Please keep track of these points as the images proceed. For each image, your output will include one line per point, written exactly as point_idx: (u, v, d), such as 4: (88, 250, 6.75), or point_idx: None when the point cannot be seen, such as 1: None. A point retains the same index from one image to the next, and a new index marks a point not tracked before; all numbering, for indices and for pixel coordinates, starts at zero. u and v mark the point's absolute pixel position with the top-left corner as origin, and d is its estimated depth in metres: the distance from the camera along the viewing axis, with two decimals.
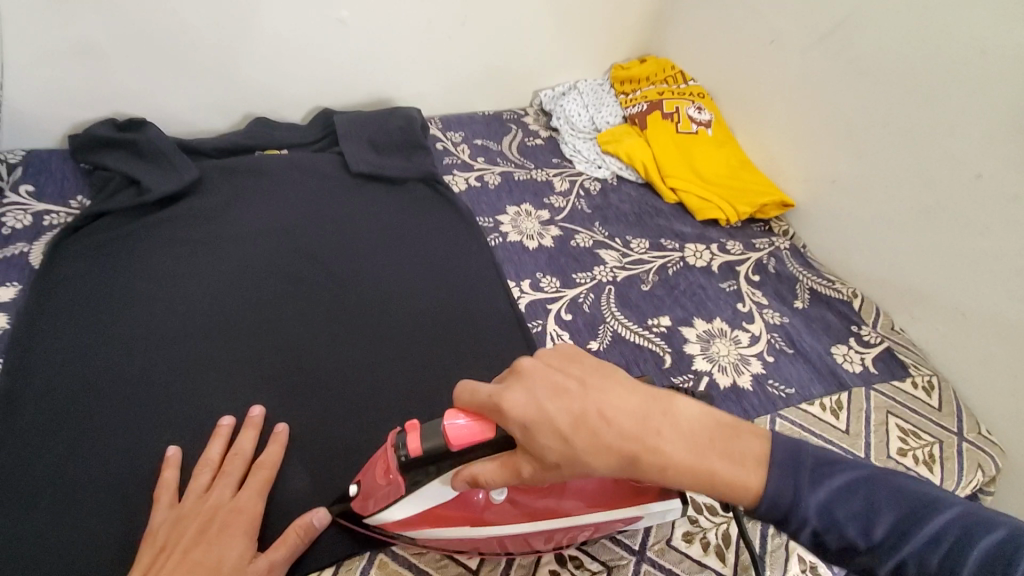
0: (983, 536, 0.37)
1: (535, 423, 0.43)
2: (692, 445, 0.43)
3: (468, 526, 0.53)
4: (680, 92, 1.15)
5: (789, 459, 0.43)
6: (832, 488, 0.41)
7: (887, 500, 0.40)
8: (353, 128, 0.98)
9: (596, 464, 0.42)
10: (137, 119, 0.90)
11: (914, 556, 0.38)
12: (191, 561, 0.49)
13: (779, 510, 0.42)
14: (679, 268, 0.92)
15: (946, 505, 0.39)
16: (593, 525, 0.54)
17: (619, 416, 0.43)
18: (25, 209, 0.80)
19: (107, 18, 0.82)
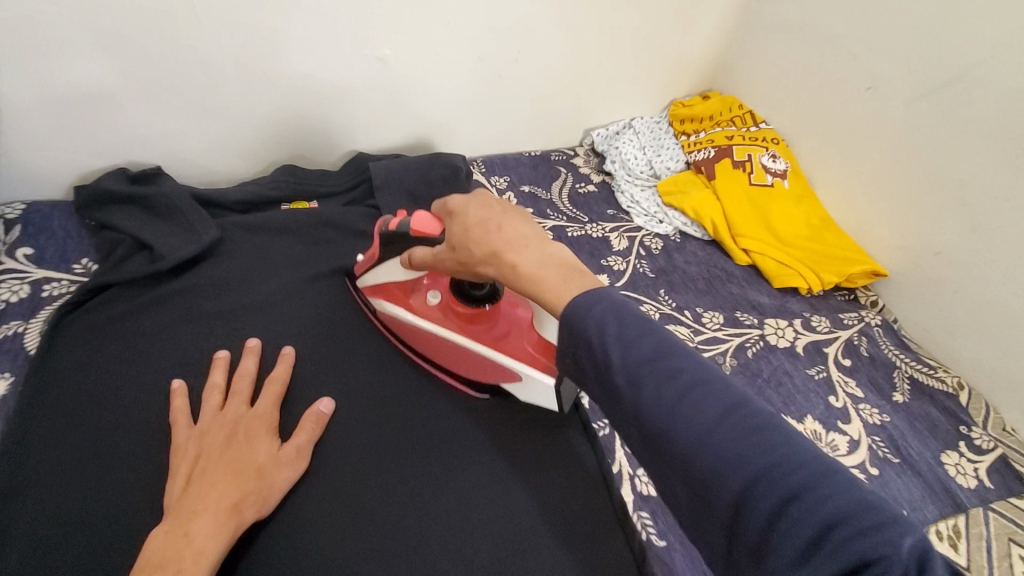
0: (716, 413, 0.36)
1: (458, 214, 0.53)
2: (547, 270, 0.46)
3: (400, 309, 0.70)
4: (751, 136, 1.04)
5: (616, 298, 0.43)
6: (618, 325, 0.41)
7: (664, 367, 0.39)
8: (390, 178, 0.88)
9: (469, 256, 0.51)
10: (152, 169, 0.80)
11: (648, 401, 0.38)
12: (228, 460, 0.54)
13: (573, 317, 0.42)
14: (759, 349, 0.82)
15: (702, 380, 0.38)
16: (479, 356, 0.67)
17: (511, 232, 0.49)
18: (22, 277, 0.70)
19: (120, 60, 0.72)
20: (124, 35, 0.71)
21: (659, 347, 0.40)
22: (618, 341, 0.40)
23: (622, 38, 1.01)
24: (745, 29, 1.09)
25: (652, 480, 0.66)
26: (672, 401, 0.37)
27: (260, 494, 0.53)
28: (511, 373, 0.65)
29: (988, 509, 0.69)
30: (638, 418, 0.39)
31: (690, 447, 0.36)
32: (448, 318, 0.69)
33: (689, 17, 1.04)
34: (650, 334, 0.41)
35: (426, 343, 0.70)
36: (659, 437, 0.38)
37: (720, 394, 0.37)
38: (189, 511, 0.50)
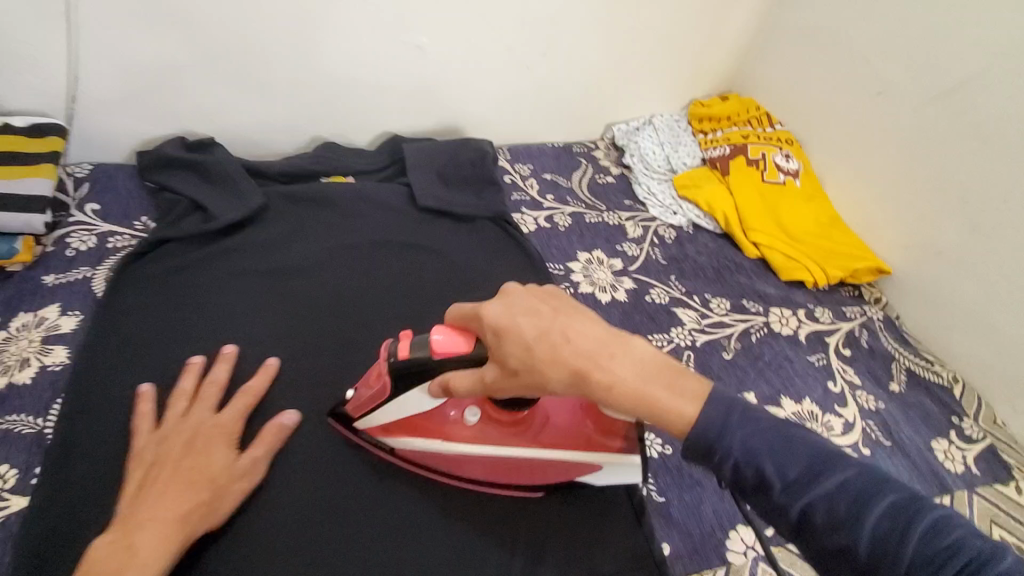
0: (894, 513, 0.38)
1: (508, 335, 0.49)
2: (639, 371, 0.47)
3: (441, 440, 0.61)
4: (766, 136, 1.08)
5: (723, 414, 0.44)
6: (767, 441, 0.43)
7: (834, 476, 0.41)
8: (422, 159, 0.94)
9: (549, 379, 0.48)
10: (206, 140, 0.87)
11: (822, 510, 0.40)
12: (182, 470, 0.55)
13: (704, 441, 0.44)
14: (763, 334, 0.86)
15: (872, 485, 0.40)
16: (551, 459, 0.61)
17: (581, 339, 0.48)
18: (89, 229, 0.78)
19: (184, 38, 0.80)
20: (190, 14, 0.78)
21: (811, 453, 0.42)
22: (773, 458, 0.42)
23: (645, 37, 1.06)
24: (764, 33, 1.13)
25: (655, 443, 0.71)
26: (851, 510, 0.39)
27: (209, 505, 0.55)
28: (585, 463, 0.61)
29: (971, 492, 0.74)
30: (821, 532, 0.40)
31: (886, 559, 0.37)
32: (493, 433, 0.61)
33: (709, 20, 1.09)
34: (798, 440, 0.43)
35: (477, 464, 0.62)
36: (848, 551, 0.39)
37: (895, 494, 0.39)
38: (139, 520, 0.51)
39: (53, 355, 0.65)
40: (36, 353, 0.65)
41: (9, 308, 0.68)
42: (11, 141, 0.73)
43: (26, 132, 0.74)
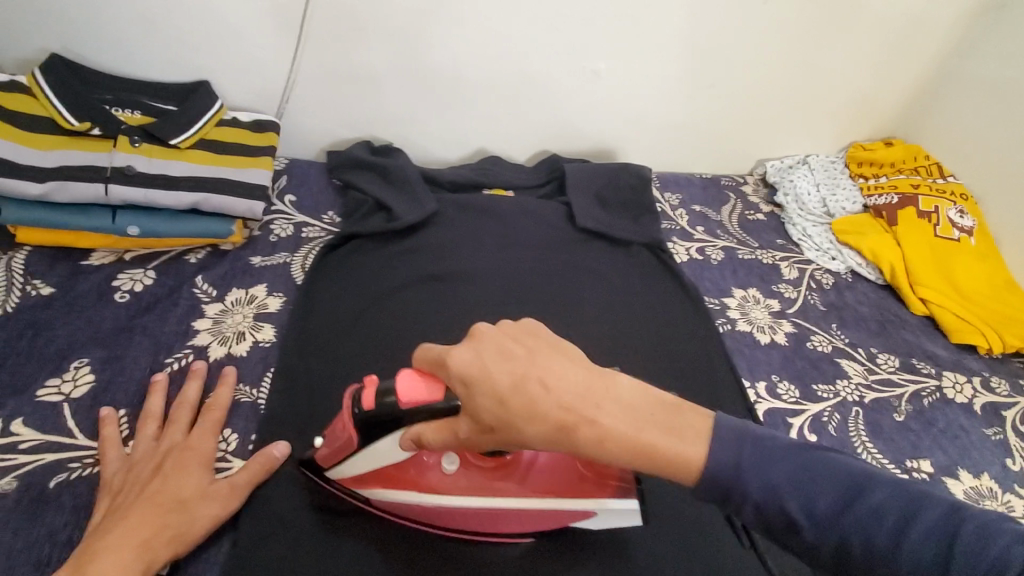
0: (936, 530, 0.36)
1: (476, 381, 0.42)
2: (631, 418, 0.41)
3: (417, 492, 0.54)
4: (937, 188, 1.03)
5: (732, 437, 0.41)
6: (786, 474, 0.39)
7: (867, 499, 0.37)
8: (583, 179, 0.95)
9: (528, 432, 0.42)
10: (389, 146, 0.94)
11: (858, 542, 0.37)
12: (148, 495, 0.52)
13: (718, 484, 0.40)
14: (936, 399, 0.81)
15: (907, 506, 0.37)
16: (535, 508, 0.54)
17: (562, 387, 0.41)
18: (288, 218, 0.86)
19: (391, 51, 0.86)
20: (402, 30, 0.84)
21: (836, 481, 0.39)
22: (744, 461, 0.40)
23: (817, 76, 1.04)
24: (943, 80, 1.08)
25: None
26: (807, 504, 0.38)
27: (179, 528, 0.51)
28: (574, 511, 0.54)
29: None
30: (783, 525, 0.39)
31: (885, 555, 0.36)
32: (473, 480, 0.54)
33: (886, 63, 1.05)
34: (804, 456, 0.40)
35: (454, 516, 0.55)
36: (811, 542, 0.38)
37: (930, 512, 0.36)
38: (94, 550, 0.47)
39: (264, 332, 0.72)
40: (249, 328, 0.71)
41: (224, 283, 0.75)
42: (239, 133, 0.81)
43: (250, 127, 0.83)
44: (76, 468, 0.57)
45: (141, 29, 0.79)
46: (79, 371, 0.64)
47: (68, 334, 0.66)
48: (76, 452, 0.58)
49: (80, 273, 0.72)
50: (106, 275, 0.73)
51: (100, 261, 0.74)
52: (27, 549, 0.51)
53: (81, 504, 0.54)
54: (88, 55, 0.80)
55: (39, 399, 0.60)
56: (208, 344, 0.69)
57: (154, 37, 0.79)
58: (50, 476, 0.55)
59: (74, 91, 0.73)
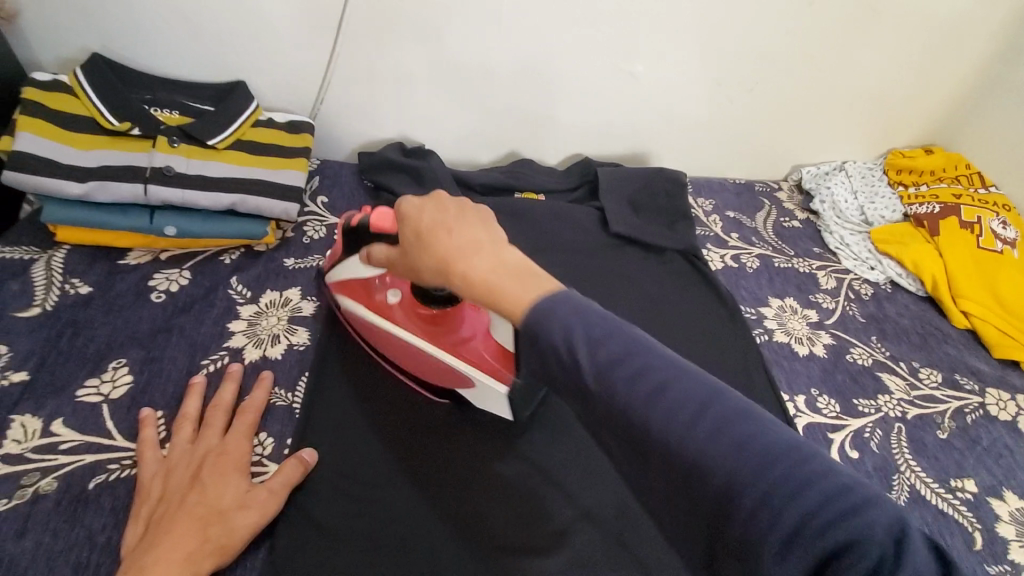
0: (698, 401, 0.34)
1: (408, 219, 0.48)
2: (497, 270, 0.42)
3: (361, 306, 0.67)
4: (980, 198, 1.00)
5: (550, 297, 0.39)
6: (586, 324, 0.37)
7: (646, 368, 0.35)
8: (617, 184, 0.94)
9: (420, 261, 0.46)
10: (421, 147, 0.93)
11: (623, 400, 0.34)
12: (190, 504, 0.51)
13: (528, 321, 0.38)
14: (980, 417, 0.78)
15: (689, 382, 0.34)
16: (429, 363, 0.64)
17: (459, 237, 0.44)
18: (321, 220, 0.85)
19: (426, 51, 0.86)
20: (438, 31, 0.84)
21: (628, 346, 0.36)
22: (584, 334, 0.36)
23: (857, 79, 1.01)
24: (988, 85, 1.05)
25: None
26: (647, 397, 0.34)
27: (221, 541, 0.50)
28: (460, 380, 0.63)
29: None
30: (609, 411, 0.35)
31: (637, 418, 0.34)
32: (408, 317, 0.66)
33: (930, 67, 1.01)
34: (611, 323, 0.37)
35: (379, 342, 0.67)
36: (637, 438, 0.34)
37: (695, 390, 0.34)
38: (140, 563, 0.47)
39: (298, 335, 0.71)
40: (284, 331, 0.71)
41: (259, 284, 0.75)
42: (275, 134, 0.81)
43: (285, 129, 0.83)
44: (115, 470, 0.56)
45: (180, 29, 0.79)
46: (118, 371, 0.64)
47: (107, 334, 0.66)
48: (115, 453, 0.57)
49: (117, 273, 0.72)
50: (142, 275, 0.73)
51: (137, 261, 0.74)
52: (68, 551, 0.51)
53: (121, 506, 0.54)
54: (127, 54, 0.80)
55: (79, 399, 0.61)
56: (243, 346, 0.68)
57: (192, 35, 0.79)
58: (90, 477, 0.55)
59: (115, 90, 0.73)
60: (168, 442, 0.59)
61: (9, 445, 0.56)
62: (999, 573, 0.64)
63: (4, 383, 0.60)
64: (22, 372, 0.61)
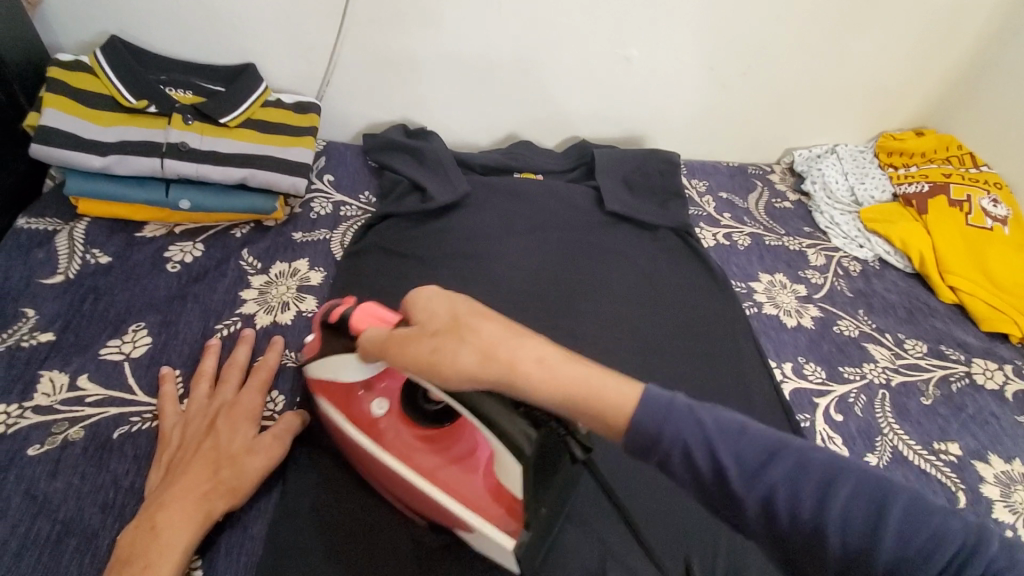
0: (863, 496, 0.37)
1: (438, 305, 0.49)
2: (565, 356, 0.44)
3: (342, 417, 0.58)
4: (971, 177, 1.02)
5: (655, 401, 0.40)
6: (716, 426, 0.39)
7: (805, 462, 0.38)
8: (612, 164, 0.97)
9: (461, 346, 0.44)
10: (423, 129, 0.97)
11: (790, 504, 0.37)
12: (204, 450, 0.55)
13: (638, 421, 0.40)
14: (964, 385, 0.81)
15: (845, 476, 0.37)
16: (421, 494, 0.54)
17: (506, 324, 0.46)
18: (327, 197, 0.89)
19: (428, 34, 0.89)
20: (440, 15, 0.87)
21: (769, 441, 0.39)
22: (722, 439, 0.39)
23: (848, 64, 1.04)
24: (978, 68, 1.07)
25: None
26: (817, 497, 0.37)
27: (231, 484, 0.54)
28: (457, 519, 0.52)
29: None
30: (774, 516, 0.37)
31: (812, 521, 0.36)
32: (400, 432, 0.57)
33: (920, 51, 1.04)
34: (744, 422, 0.40)
35: (364, 461, 0.58)
36: (815, 545, 0.36)
37: (860, 481, 0.37)
38: (159, 502, 0.51)
39: (306, 303, 0.75)
40: (293, 299, 0.75)
41: (268, 256, 0.79)
42: (283, 113, 0.85)
43: (293, 109, 0.86)
44: (137, 422, 0.60)
45: (193, 13, 0.82)
46: (137, 333, 0.67)
47: (126, 300, 0.70)
48: (136, 407, 0.61)
49: (135, 244, 0.76)
50: (159, 246, 0.77)
51: (153, 233, 0.78)
52: (95, 493, 0.55)
53: (142, 454, 0.58)
54: (144, 39, 0.84)
55: (102, 358, 0.64)
56: (255, 313, 0.72)
57: (203, 19, 0.83)
58: (114, 428, 0.59)
59: (132, 71, 0.77)
60: (187, 397, 0.63)
61: (39, 397, 0.60)
62: None
63: (32, 343, 0.64)
64: (49, 333, 0.65)
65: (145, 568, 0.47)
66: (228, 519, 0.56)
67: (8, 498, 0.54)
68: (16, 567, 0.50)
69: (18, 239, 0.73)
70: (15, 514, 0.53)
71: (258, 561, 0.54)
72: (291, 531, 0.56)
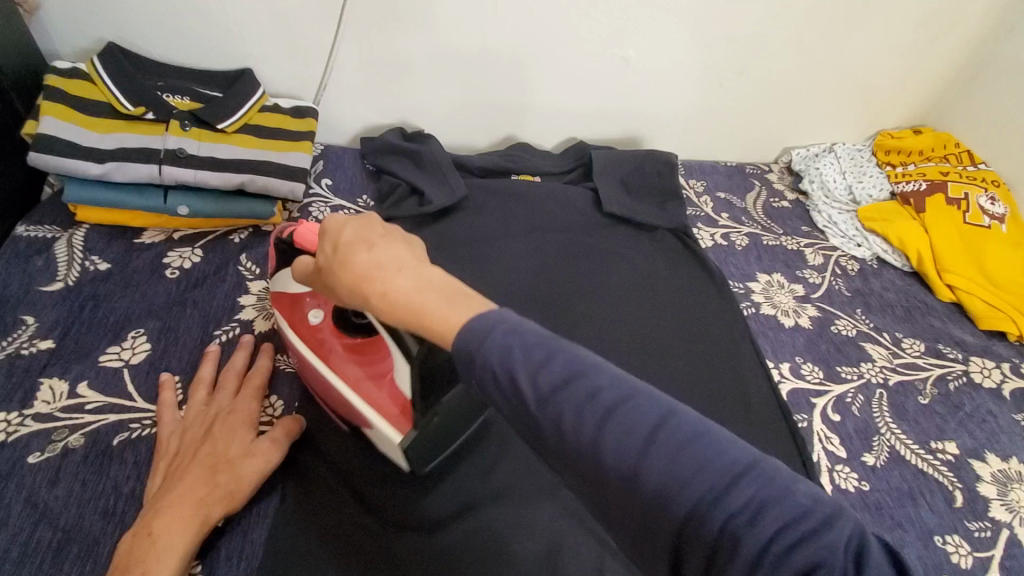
0: (650, 425, 0.34)
1: (330, 231, 0.47)
2: (421, 289, 0.41)
3: (283, 320, 0.64)
4: (968, 175, 1.02)
5: (488, 320, 0.38)
6: (522, 345, 0.37)
7: (598, 390, 0.35)
8: (610, 166, 0.97)
9: (335, 281, 0.45)
10: (421, 132, 0.97)
11: (577, 430, 0.35)
12: (201, 455, 0.55)
13: (468, 343, 0.38)
14: (962, 384, 0.81)
15: (636, 405, 0.35)
16: (335, 394, 0.60)
17: (378, 254, 0.44)
18: (325, 201, 0.89)
19: (425, 37, 0.89)
20: (437, 18, 0.87)
21: (570, 366, 0.36)
22: (525, 369, 0.36)
23: (845, 63, 1.03)
24: (976, 66, 1.07)
25: (850, 477, 0.70)
26: (600, 424, 0.34)
27: (228, 488, 0.54)
28: (362, 418, 0.59)
29: None
30: (562, 444, 0.36)
31: (589, 447, 0.34)
32: (329, 339, 0.62)
33: (917, 49, 1.04)
34: (551, 343, 0.37)
35: (296, 359, 0.64)
36: (592, 468, 0.35)
37: (644, 412, 0.35)
38: (156, 508, 0.51)
39: None
40: None
41: (267, 261, 0.79)
42: (281, 118, 0.85)
43: (291, 114, 0.86)
44: (136, 429, 0.61)
45: (190, 19, 0.82)
46: (136, 340, 0.68)
47: (125, 307, 0.71)
48: (135, 414, 0.62)
49: (134, 250, 0.77)
50: (158, 253, 0.77)
51: (151, 239, 0.78)
52: (96, 500, 0.55)
53: (142, 461, 0.59)
54: (141, 45, 0.84)
55: (101, 365, 0.65)
56: (254, 318, 0.72)
57: (200, 24, 0.83)
58: (114, 435, 0.60)
59: (130, 78, 0.77)
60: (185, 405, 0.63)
61: (39, 405, 0.61)
62: (977, 529, 0.67)
63: (32, 350, 0.65)
64: (49, 340, 0.66)
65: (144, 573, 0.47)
66: (227, 526, 0.56)
67: (10, 506, 0.54)
68: (17, 575, 0.51)
69: (18, 246, 0.74)
70: (17, 522, 0.53)
71: (259, 566, 0.54)
72: (289, 544, 0.56)
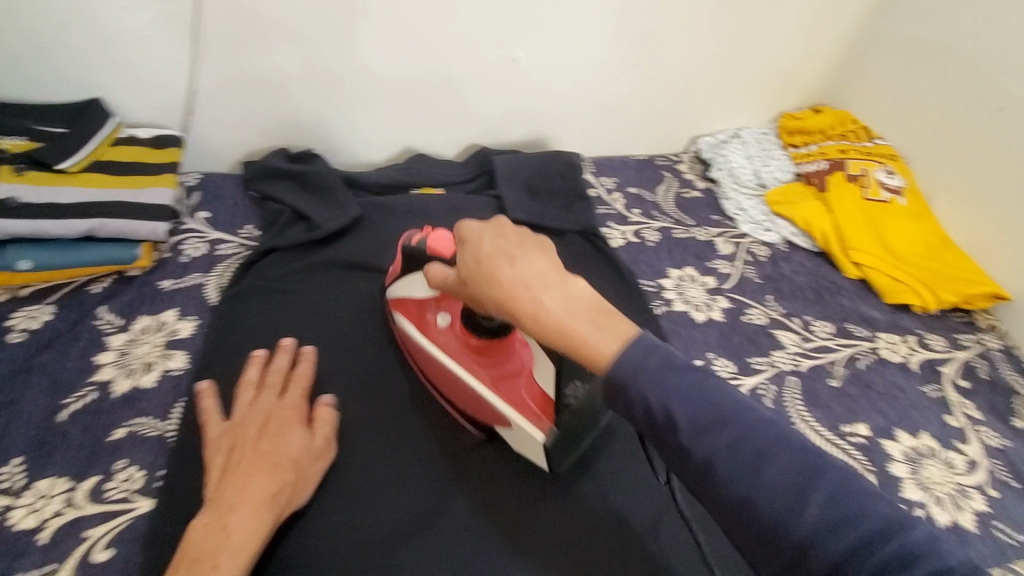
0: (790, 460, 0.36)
1: (469, 243, 0.47)
2: (571, 307, 0.42)
3: (412, 325, 0.67)
4: (866, 151, 1.04)
5: (650, 346, 0.40)
6: (675, 380, 0.38)
7: (744, 425, 0.37)
8: (512, 171, 0.93)
9: (479, 293, 0.46)
10: (307, 151, 0.90)
11: (724, 462, 0.36)
12: (264, 453, 0.54)
13: (627, 369, 0.39)
14: (872, 361, 0.82)
15: (778, 443, 0.37)
16: (472, 396, 0.62)
17: (522, 267, 0.44)
18: (201, 237, 0.82)
19: (298, 51, 0.83)
20: (307, 32, 0.81)
21: (722, 403, 0.38)
22: (679, 403, 0.38)
23: (740, 47, 1.03)
24: (866, 43, 1.09)
25: None
26: (749, 461, 0.36)
27: (291, 485, 0.55)
28: (501, 420, 0.60)
29: None
30: (706, 475, 0.37)
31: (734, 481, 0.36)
32: (456, 342, 0.64)
33: (808, 29, 1.04)
34: (701, 378, 0.39)
35: (425, 363, 0.66)
36: (731, 500, 0.36)
37: (790, 453, 0.37)
38: (228, 504, 0.51)
39: (174, 359, 0.68)
40: (159, 357, 0.68)
41: (131, 310, 0.72)
42: (137, 152, 0.77)
43: (148, 146, 0.78)
44: None
45: (20, 49, 0.74)
46: None
47: None
48: None
49: None
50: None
51: None
52: None
53: None
54: None
55: None
56: (113, 378, 0.65)
57: (33, 53, 0.74)
58: None
59: None
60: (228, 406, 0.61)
61: None
62: None
63: None
64: None
65: (215, 567, 0.47)
66: None
67: None
68: None
69: None
70: None
71: None
72: None
